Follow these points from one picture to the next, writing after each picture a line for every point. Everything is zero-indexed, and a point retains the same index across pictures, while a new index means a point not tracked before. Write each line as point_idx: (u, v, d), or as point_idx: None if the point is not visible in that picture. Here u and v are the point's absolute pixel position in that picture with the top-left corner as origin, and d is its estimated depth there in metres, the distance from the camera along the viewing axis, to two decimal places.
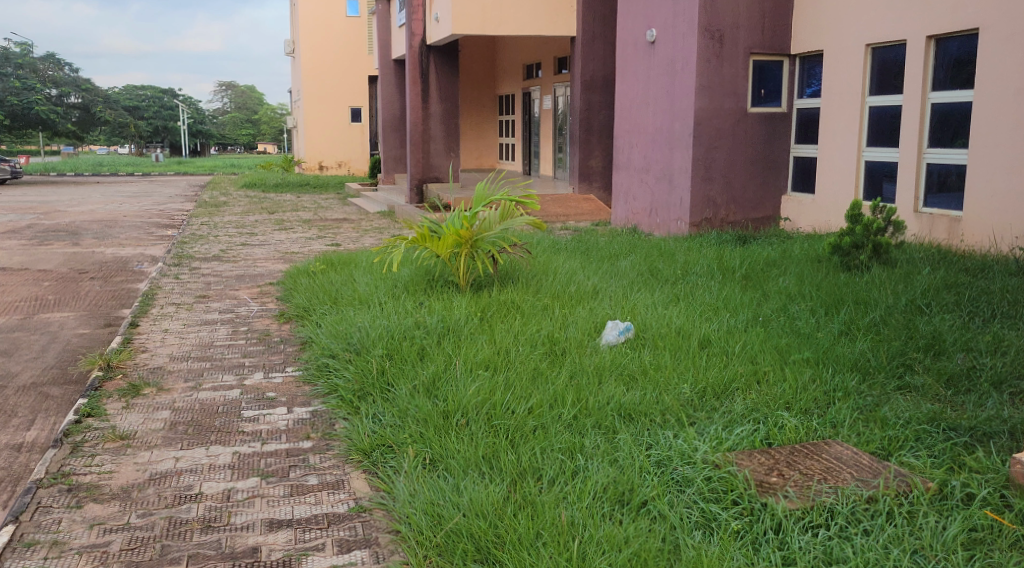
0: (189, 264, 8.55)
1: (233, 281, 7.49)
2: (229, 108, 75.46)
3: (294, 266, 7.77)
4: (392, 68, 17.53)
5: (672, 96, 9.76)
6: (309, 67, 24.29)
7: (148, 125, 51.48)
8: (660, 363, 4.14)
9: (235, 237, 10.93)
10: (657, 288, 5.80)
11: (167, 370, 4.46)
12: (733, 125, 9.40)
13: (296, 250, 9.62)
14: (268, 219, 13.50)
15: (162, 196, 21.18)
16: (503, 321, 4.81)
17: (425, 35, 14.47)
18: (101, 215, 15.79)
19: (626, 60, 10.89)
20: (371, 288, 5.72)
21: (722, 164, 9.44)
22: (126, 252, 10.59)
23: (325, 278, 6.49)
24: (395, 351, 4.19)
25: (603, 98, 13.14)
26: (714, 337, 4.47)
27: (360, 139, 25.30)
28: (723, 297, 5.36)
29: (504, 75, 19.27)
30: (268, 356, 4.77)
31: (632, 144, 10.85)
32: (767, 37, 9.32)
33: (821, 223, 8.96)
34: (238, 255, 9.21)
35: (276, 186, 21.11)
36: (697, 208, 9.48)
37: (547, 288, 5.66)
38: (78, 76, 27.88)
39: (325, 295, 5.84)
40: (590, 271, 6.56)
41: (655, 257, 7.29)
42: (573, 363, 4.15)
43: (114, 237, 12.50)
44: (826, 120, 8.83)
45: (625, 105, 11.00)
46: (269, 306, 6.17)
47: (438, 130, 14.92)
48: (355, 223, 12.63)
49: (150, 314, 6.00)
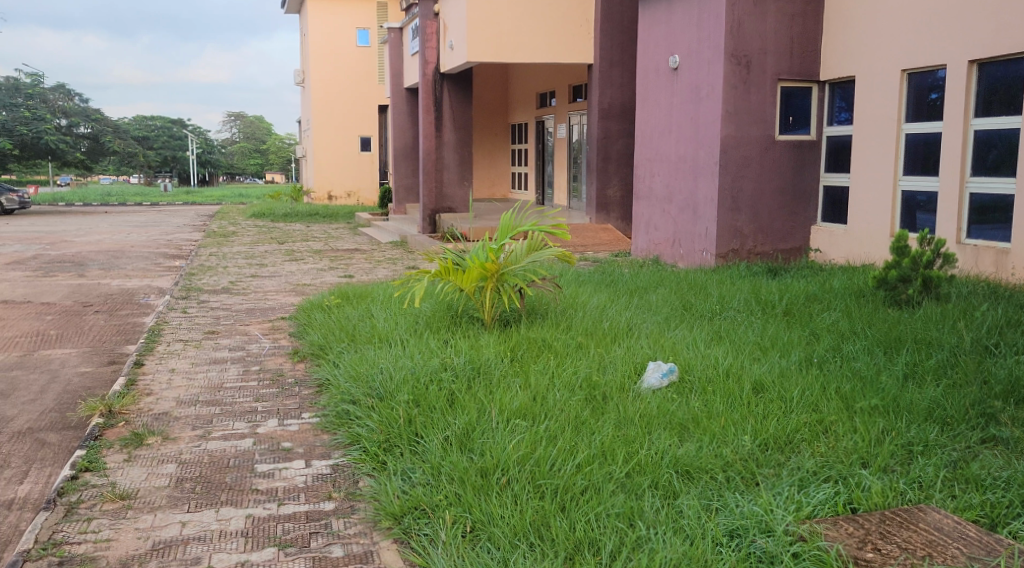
0: (197, 297, 8.24)
1: (244, 315, 7.16)
2: (237, 138, 75.80)
3: (306, 299, 7.44)
4: (404, 97, 17.35)
5: (696, 123, 9.49)
6: (319, 97, 24.15)
7: (157, 154, 51.61)
8: (713, 410, 3.77)
9: (245, 269, 10.63)
10: (696, 325, 5.44)
11: (174, 416, 4.12)
12: (760, 153, 9.11)
13: (308, 282, 9.31)
14: (277, 249, 13.21)
15: (171, 225, 20.95)
16: (536, 362, 4.46)
17: (439, 63, 14.27)
18: (108, 246, 15.53)
19: (647, 87, 10.63)
20: (392, 324, 5.38)
21: (748, 193, 9.13)
22: (133, 284, 10.29)
23: (341, 312, 6.16)
24: (421, 397, 3.84)
25: (621, 127, 12.88)
26: (768, 381, 4.10)
27: (370, 169, 25.11)
28: (769, 335, 5.00)
29: (517, 104, 19.09)
30: (282, 400, 4.42)
31: (653, 173, 10.56)
32: (796, 63, 9.05)
33: (854, 255, 8.60)
34: (248, 288, 8.89)
35: (286, 216, 20.87)
36: (723, 239, 9.16)
37: (578, 325, 5.31)
38: (88, 106, 27.88)
39: (342, 331, 5.50)
40: (620, 305, 6.21)
41: (687, 291, 6.95)
42: (617, 410, 3.78)
43: (121, 268, 12.21)
44: (859, 148, 8.51)
45: (646, 133, 10.73)
46: (282, 344, 5.83)
47: (451, 159, 14.68)
48: (367, 254, 12.32)
49: (156, 352, 5.67)
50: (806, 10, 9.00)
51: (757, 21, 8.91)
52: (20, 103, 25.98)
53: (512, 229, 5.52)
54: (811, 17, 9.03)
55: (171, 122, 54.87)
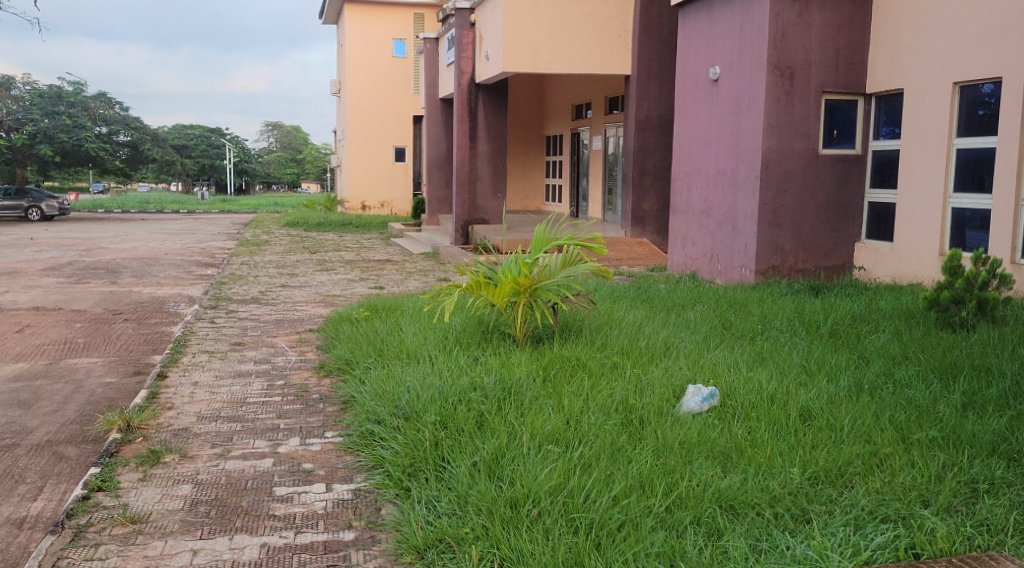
0: (226, 307, 8.16)
1: (271, 326, 7.04)
2: (274, 148, 76.61)
3: (335, 311, 7.31)
4: (438, 108, 17.28)
5: (736, 136, 9.25)
6: (355, 107, 24.20)
7: (195, 163, 52.27)
8: (759, 439, 3.54)
9: (276, 278, 10.56)
10: (737, 346, 5.21)
11: (193, 432, 3.98)
12: (803, 167, 8.84)
13: (338, 293, 9.20)
14: (309, 259, 13.15)
15: (205, 234, 21.06)
16: (570, 383, 4.27)
17: (474, 74, 14.16)
18: (142, 253, 15.61)
19: (686, 99, 10.42)
20: (420, 340, 5.21)
21: (790, 209, 8.87)
22: (164, 292, 10.26)
23: (370, 326, 6.01)
24: (449, 419, 3.66)
25: (658, 139, 12.67)
26: (816, 407, 3.85)
27: (404, 179, 25.11)
28: (815, 358, 4.75)
29: (552, 116, 18.93)
30: (306, 417, 4.27)
31: (691, 186, 10.33)
32: (841, 75, 8.78)
33: (900, 274, 8.30)
34: (277, 298, 8.80)
35: (319, 226, 20.89)
36: (763, 256, 8.90)
37: (614, 343, 5.11)
38: (127, 115, 28.25)
39: (369, 346, 5.34)
40: (657, 323, 5.98)
41: (726, 308, 6.70)
42: (655, 436, 3.57)
43: (153, 275, 12.21)
44: (907, 163, 8.22)
45: (684, 145, 10.50)
46: (308, 357, 5.69)
47: (485, 170, 14.55)
48: (399, 265, 12.21)
49: (180, 364, 5.56)
50: (853, 20, 8.74)
51: (801, 32, 8.67)
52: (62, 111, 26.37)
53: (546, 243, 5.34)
54: (857, 28, 8.76)
55: (209, 131, 55.61)
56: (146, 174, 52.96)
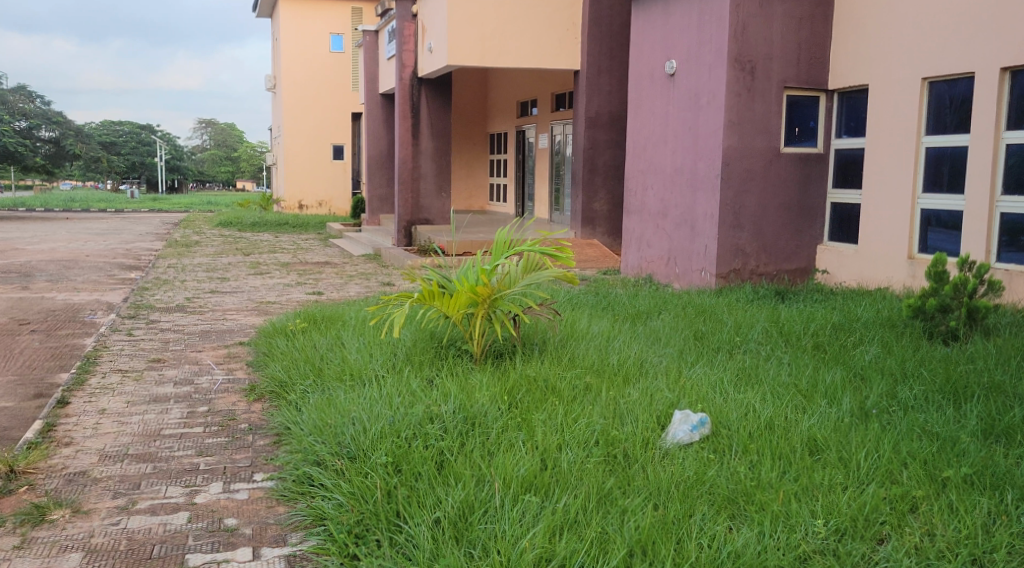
0: (147, 316, 7.40)
1: (196, 340, 6.32)
2: (208, 145, 74.48)
3: (269, 321, 6.63)
4: (379, 103, 16.58)
5: (695, 134, 8.83)
6: (291, 103, 23.29)
7: (124, 160, 50.35)
8: (766, 479, 3.07)
9: (204, 283, 9.78)
10: (715, 361, 4.74)
11: (92, 478, 3.31)
12: (765, 166, 8.46)
13: (272, 299, 8.49)
14: (242, 261, 12.35)
15: (132, 234, 19.96)
16: (541, 410, 3.74)
17: (416, 67, 13.52)
18: (61, 255, 14.54)
19: (640, 95, 9.98)
20: (365, 358, 4.60)
21: (751, 210, 8.48)
22: (80, 299, 9.39)
23: (307, 340, 5.36)
24: (404, 462, 3.08)
25: (608, 137, 12.23)
26: (823, 438, 3.39)
27: (343, 178, 24.27)
28: (807, 376, 4.30)
29: (496, 113, 18.39)
30: (230, 455, 3.62)
31: (646, 186, 9.89)
32: (803, 71, 8.42)
33: (867, 278, 7.96)
34: (206, 306, 8.05)
35: (253, 225, 19.96)
36: (724, 259, 8.49)
37: (584, 360, 4.59)
38: (49, 109, 26.77)
39: (307, 365, 4.71)
40: (625, 335, 5.48)
41: (695, 317, 6.24)
42: (648, 479, 3.06)
43: (70, 279, 11.27)
44: (872, 162, 7.89)
45: (638, 142, 10.06)
46: (237, 377, 5.02)
47: (429, 168, 13.93)
48: (339, 268, 11.51)
49: (87, 386, 4.84)
50: (815, 13, 8.38)
51: (762, 25, 8.28)
52: None
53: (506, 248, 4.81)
54: (819, 21, 8.41)
55: (139, 127, 53.67)
56: (72, 171, 50.74)
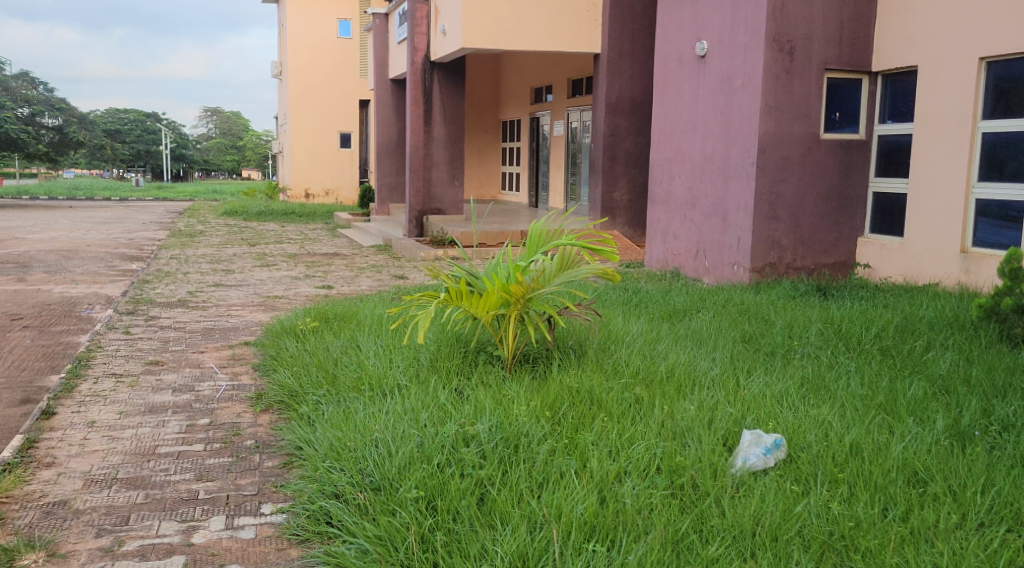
0: (146, 311, 6.94)
1: (198, 339, 5.86)
2: (214, 134, 74.04)
3: (277, 319, 6.17)
4: (389, 89, 16.09)
5: (728, 119, 8.33)
6: (297, 89, 22.77)
7: (129, 148, 49.93)
8: (865, 519, 2.61)
9: (208, 275, 9.33)
10: (774, 368, 4.27)
11: (74, 509, 2.84)
12: (803, 153, 7.96)
13: (279, 293, 8.03)
14: (247, 252, 11.89)
15: (135, 223, 19.51)
16: (590, 428, 3.28)
17: (429, 50, 13.03)
18: (61, 245, 14.08)
19: (668, 78, 9.48)
20: (385, 364, 4.13)
21: (789, 200, 7.98)
22: (77, 291, 8.95)
23: (320, 342, 4.89)
24: (440, 498, 2.64)
25: (629, 123, 11.73)
26: (923, 466, 2.92)
27: (349, 167, 23.77)
28: (883, 388, 3.82)
29: (509, 100, 17.87)
30: (234, 480, 3.14)
31: (674, 175, 9.40)
32: (845, 52, 7.90)
33: (913, 272, 7.47)
34: (210, 301, 7.59)
35: (259, 215, 19.48)
36: (759, 252, 7.99)
37: (630, 367, 4.13)
38: (51, 96, 26.27)
39: (320, 371, 4.24)
40: (667, 337, 4.99)
41: (738, 317, 5.75)
42: (729, 519, 2.60)
43: (69, 271, 10.82)
44: (921, 150, 7.39)
45: (665, 128, 9.57)
46: (243, 383, 4.55)
47: (441, 156, 13.43)
48: (349, 260, 11.03)
49: (77, 393, 4.37)
50: None
51: (802, 2, 7.76)
52: None
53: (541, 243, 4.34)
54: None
55: (145, 115, 53.24)
56: (76, 159, 50.29)
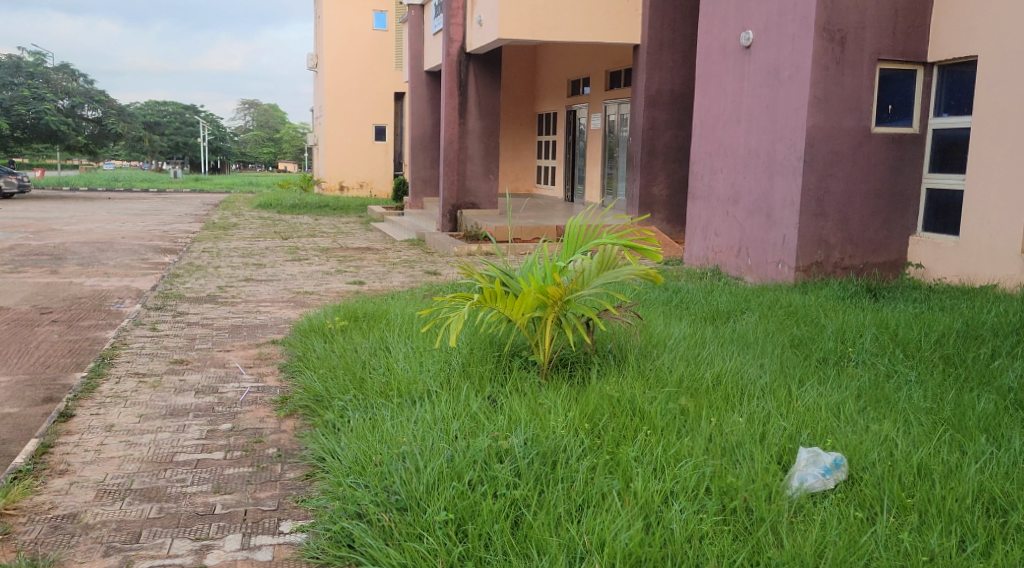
0: (174, 307, 6.82)
1: (225, 337, 5.72)
2: (251, 126, 74.67)
3: (306, 317, 6.02)
4: (424, 81, 15.93)
5: (774, 112, 8.02)
6: (332, 82, 22.72)
7: (168, 140, 50.45)
8: (941, 553, 2.34)
9: (239, 269, 9.23)
10: (828, 377, 3.99)
11: (83, 524, 2.68)
12: (853, 147, 7.62)
13: (310, 289, 7.89)
14: (279, 245, 11.79)
15: (171, 215, 19.59)
16: (632, 443, 3.04)
17: (464, 42, 12.84)
18: (96, 237, 14.12)
19: (711, 70, 9.18)
20: (415, 368, 3.93)
21: (837, 196, 7.66)
22: (109, 284, 8.90)
23: (347, 342, 4.71)
24: (470, 522, 2.43)
25: (669, 116, 11.43)
26: (1004, 492, 2.63)
27: (383, 160, 23.72)
28: (950, 400, 3.52)
29: (545, 93, 17.62)
30: (253, 493, 2.96)
31: (716, 169, 9.11)
32: (900, 41, 7.55)
33: (970, 273, 7.11)
34: (240, 296, 7.46)
35: (293, 207, 19.46)
36: (805, 251, 7.68)
37: (674, 374, 3.88)
38: (91, 88, 26.50)
39: (347, 375, 4.05)
40: (711, 342, 4.73)
41: (786, 319, 5.46)
42: (788, 550, 2.35)
43: (102, 263, 10.80)
44: (980, 144, 7.02)
45: (707, 121, 9.27)
46: (268, 385, 4.39)
47: (476, 149, 13.23)
48: (381, 254, 10.88)
49: (98, 393, 4.23)
50: None
51: None
52: (22, 83, 24.67)
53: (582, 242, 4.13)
54: None
55: (183, 108, 53.75)
56: (116, 150, 50.94)
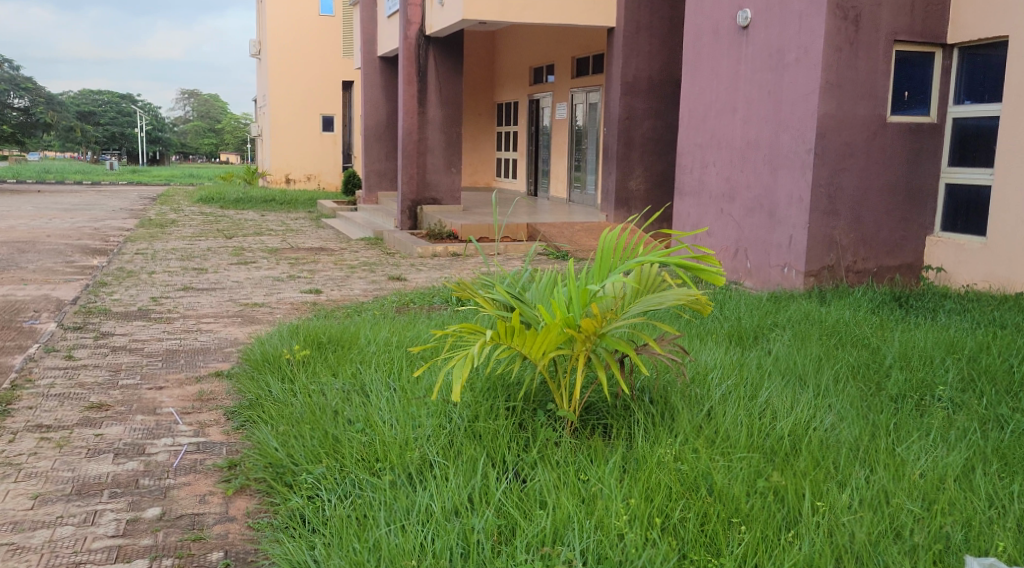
0: (98, 325, 5.76)
1: (158, 366, 4.71)
2: (191, 117, 72.17)
3: (255, 339, 5.05)
4: (377, 67, 14.88)
5: (777, 99, 7.23)
6: (277, 69, 21.47)
7: (103, 130, 48.25)
8: None
9: (177, 275, 8.14)
10: (922, 424, 3.21)
11: None
12: (868, 138, 6.88)
13: (258, 300, 6.90)
14: (223, 245, 10.70)
15: (103, 209, 18.18)
16: (728, 550, 2.24)
17: (423, 23, 11.89)
18: (17, 236, 12.78)
19: (701, 53, 8.37)
20: (405, 424, 3.05)
21: (850, 193, 6.91)
22: (24, 293, 7.73)
23: (311, 382, 3.78)
24: None
25: (647, 105, 10.65)
26: None
27: (332, 150, 22.46)
28: None
29: (505, 81, 16.74)
30: None
31: (708, 163, 8.32)
32: (918, 20, 6.82)
33: (998, 277, 6.42)
34: (177, 310, 6.42)
35: (237, 202, 18.21)
36: (815, 254, 6.92)
37: (738, 424, 3.07)
38: (17, 74, 24.63)
39: (314, 433, 3.13)
40: (757, 372, 3.91)
41: (825, 338, 4.68)
42: None
43: (20, 266, 9.58)
44: (1011, 133, 6.31)
45: (697, 110, 8.49)
46: (211, 442, 3.42)
47: (437, 140, 12.26)
48: (337, 256, 9.87)
49: None
50: None
51: None
52: None
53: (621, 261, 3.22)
54: None
55: (119, 96, 51.47)
56: (47, 141, 48.53)
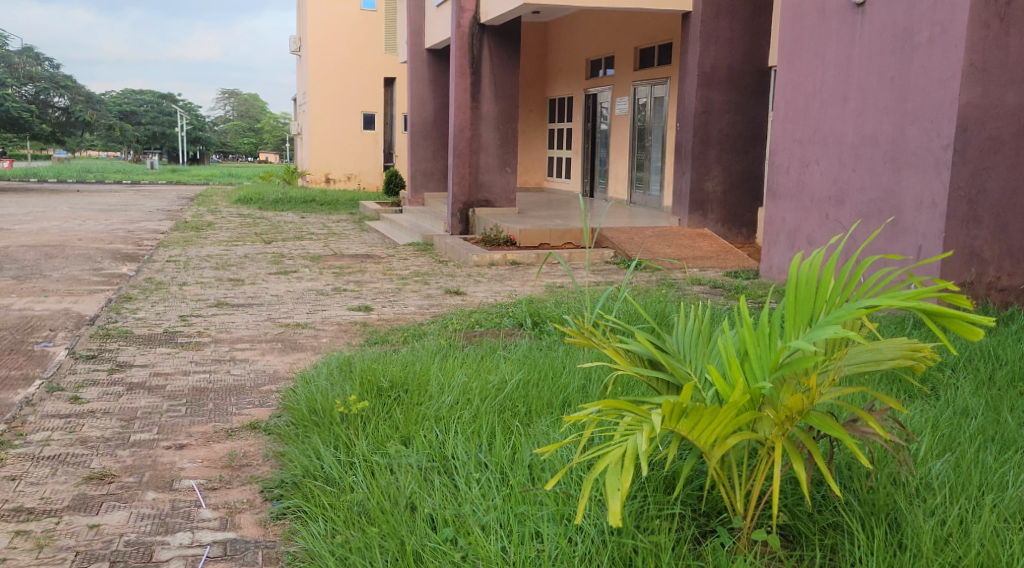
0: (115, 354, 4.90)
1: (182, 412, 3.82)
2: (230, 116, 72.16)
3: (296, 379, 4.14)
4: (424, 60, 14.00)
5: (903, 87, 6.17)
6: (317, 66, 20.72)
7: (145, 130, 48.20)
8: None
9: (210, 288, 7.30)
10: None
11: None
12: (1017, 131, 5.80)
13: (301, 319, 6.01)
14: (261, 252, 9.87)
15: (140, 211, 17.51)
16: None
17: (478, 11, 10.97)
18: (47, 239, 12.09)
19: (802, 36, 7.33)
20: (520, 544, 2.11)
21: (995, 197, 5.83)
22: (41, 308, 6.92)
23: (376, 453, 2.87)
24: None
25: (726, 98, 9.63)
26: None
27: (373, 150, 21.65)
28: None
29: (558, 75, 15.79)
30: None
31: (810, 161, 7.28)
32: None
33: None
34: (209, 332, 5.55)
35: (276, 203, 17.47)
36: (952, 268, 5.85)
37: (1009, 543, 2.08)
38: (56, 73, 24.16)
39: (387, 551, 2.21)
40: (972, 442, 2.90)
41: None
42: None
43: (43, 275, 8.82)
44: None
45: (796, 102, 7.44)
46: (243, 543, 2.51)
47: (491, 137, 11.33)
48: (385, 264, 9.00)
49: None
50: None
51: None
52: None
53: (830, 297, 2.18)
54: None
55: (160, 97, 51.45)
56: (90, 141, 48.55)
